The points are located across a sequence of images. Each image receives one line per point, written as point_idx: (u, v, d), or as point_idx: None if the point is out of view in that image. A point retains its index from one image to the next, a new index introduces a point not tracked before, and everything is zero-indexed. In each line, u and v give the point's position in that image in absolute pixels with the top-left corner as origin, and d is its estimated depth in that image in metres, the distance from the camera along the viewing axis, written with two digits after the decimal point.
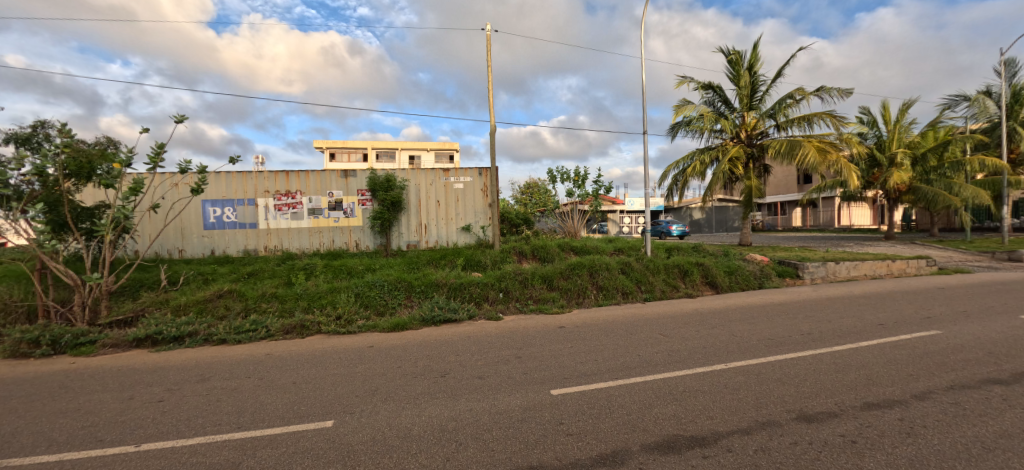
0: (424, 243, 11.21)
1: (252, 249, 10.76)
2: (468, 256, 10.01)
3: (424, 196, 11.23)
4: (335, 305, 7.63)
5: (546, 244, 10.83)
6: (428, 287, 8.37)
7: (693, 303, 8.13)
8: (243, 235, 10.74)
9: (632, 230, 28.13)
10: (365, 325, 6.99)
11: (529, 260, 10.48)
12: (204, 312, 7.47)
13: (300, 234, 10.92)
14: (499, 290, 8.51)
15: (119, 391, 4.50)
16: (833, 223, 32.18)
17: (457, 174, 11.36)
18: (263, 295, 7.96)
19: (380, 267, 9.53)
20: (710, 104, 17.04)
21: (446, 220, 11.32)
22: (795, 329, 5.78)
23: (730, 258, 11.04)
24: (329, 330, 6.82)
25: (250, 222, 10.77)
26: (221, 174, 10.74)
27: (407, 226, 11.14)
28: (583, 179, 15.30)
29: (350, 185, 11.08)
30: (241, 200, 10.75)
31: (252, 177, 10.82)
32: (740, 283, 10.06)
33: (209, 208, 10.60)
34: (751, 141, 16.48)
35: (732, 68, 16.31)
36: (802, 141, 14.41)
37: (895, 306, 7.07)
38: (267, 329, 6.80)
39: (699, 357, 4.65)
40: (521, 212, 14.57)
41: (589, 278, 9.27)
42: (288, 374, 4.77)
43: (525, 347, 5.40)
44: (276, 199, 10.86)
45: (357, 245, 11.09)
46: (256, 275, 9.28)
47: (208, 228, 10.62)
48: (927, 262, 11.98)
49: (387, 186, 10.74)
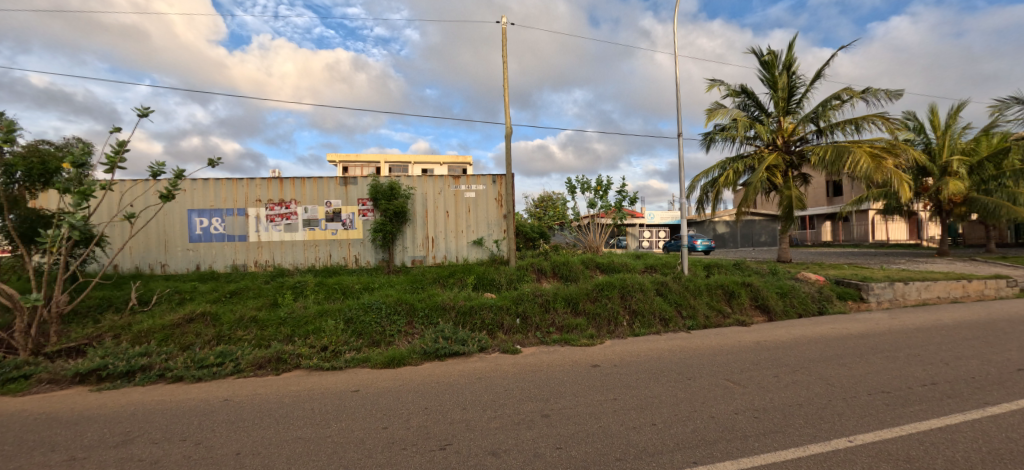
0: (430, 258, 10.01)
1: (241, 264, 9.73)
2: (480, 274, 8.74)
3: (431, 206, 10.06)
4: (318, 335, 6.35)
5: (568, 260, 9.50)
6: (432, 311, 7.16)
7: (750, 333, 6.74)
8: (231, 248, 9.74)
9: (651, 245, 27.44)
10: (354, 360, 5.75)
11: (549, 279, 9.15)
12: (169, 340, 6.32)
13: (293, 248, 9.82)
14: (516, 315, 7.28)
15: (4, 462, 3.31)
16: (867, 238, 30.40)
17: (468, 181, 10.18)
18: (237, 320, 6.77)
19: (380, 287, 8.27)
20: (742, 108, 15.87)
21: (456, 232, 10.10)
22: (905, 376, 4.42)
23: (779, 278, 9.66)
24: (310, 365, 5.61)
25: (239, 234, 9.76)
26: (209, 181, 9.80)
27: (412, 240, 9.98)
28: (604, 189, 14.04)
29: (350, 194, 9.96)
30: (231, 210, 9.77)
31: (244, 183, 9.82)
32: (796, 307, 8.69)
33: (196, 218, 9.71)
34: (789, 147, 15.13)
35: (767, 69, 15.16)
36: (851, 147, 12.94)
37: (1015, 342, 5.62)
38: (236, 364, 5.61)
39: (801, 426, 3.32)
40: (536, 225, 13.52)
41: (620, 301, 8.00)
42: (236, 437, 3.55)
43: (553, 398, 4.12)
44: (268, 208, 9.80)
45: (357, 260, 9.91)
46: (238, 295, 8.14)
47: (194, 240, 9.72)
48: (1010, 282, 10.37)
49: (390, 194, 9.63)
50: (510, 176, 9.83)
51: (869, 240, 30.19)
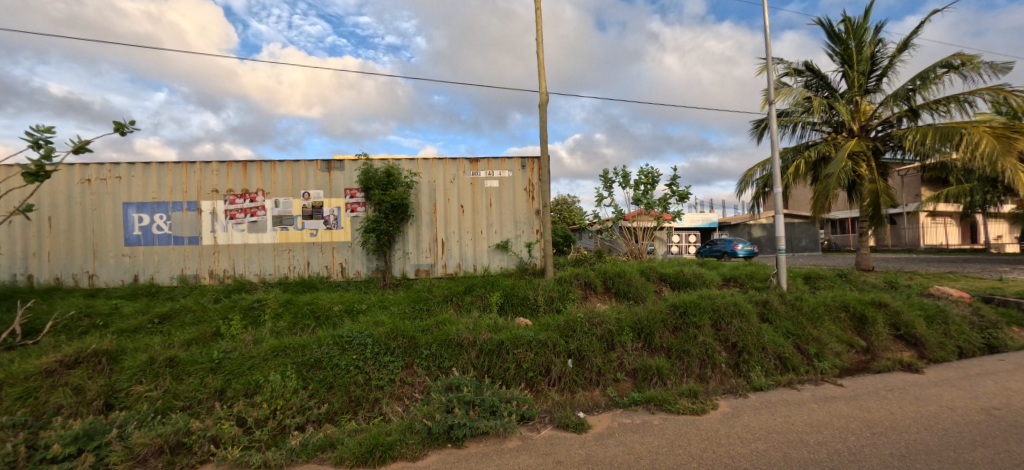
0: (440, 268, 7.63)
1: (191, 274, 7.39)
2: (508, 290, 6.32)
3: (441, 198, 7.67)
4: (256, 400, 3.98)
5: (625, 270, 7.04)
6: (442, 349, 4.77)
7: (945, 392, 4.24)
8: (179, 254, 7.42)
9: (682, 251, 24.77)
10: (307, 447, 3.35)
11: (600, 297, 6.72)
12: (25, 402, 4.01)
13: (260, 254, 7.48)
14: (567, 356, 4.86)
15: None
16: (919, 242, 27.48)
17: (490, 166, 7.78)
18: (141, 366, 4.45)
19: (368, 310, 5.86)
20: (808, 88, 13.35)
21: (473, 233, 7.71)
22: None
23: (910, 295, 7.13)
24: (233, 459, 3.24)
25: (189, 235, 7.44)
26: (150, 166, 7.50)
27: (417, 244, 7.58)
28: (650, 183, 11.41)
29: (334, 183, 7.59)
30: (178, 203, 7.46)
31: (195, 169, 7.49)
32: (955, 339, 6.14)
33: (134, 215, 7.43)
34: (868, 133, 12.69)
35: (842, 39, 12.63)
36: (964, 127, 10.36)
37: None
38: (101, 457, 3.25)
39: None
40: (560, 228, 11.32)
41: (712, 331, 5.52)
42: None
43: None
44: (227, 202, 7.47)
45: (343, 271, 7.54)
46: (170, 321, 5.81)
47: (131, 244, 7.42)
48: None
49: (386, 183, 7.17)
50: (546, 159, 7.41)
51: (921, 245, 27.27)
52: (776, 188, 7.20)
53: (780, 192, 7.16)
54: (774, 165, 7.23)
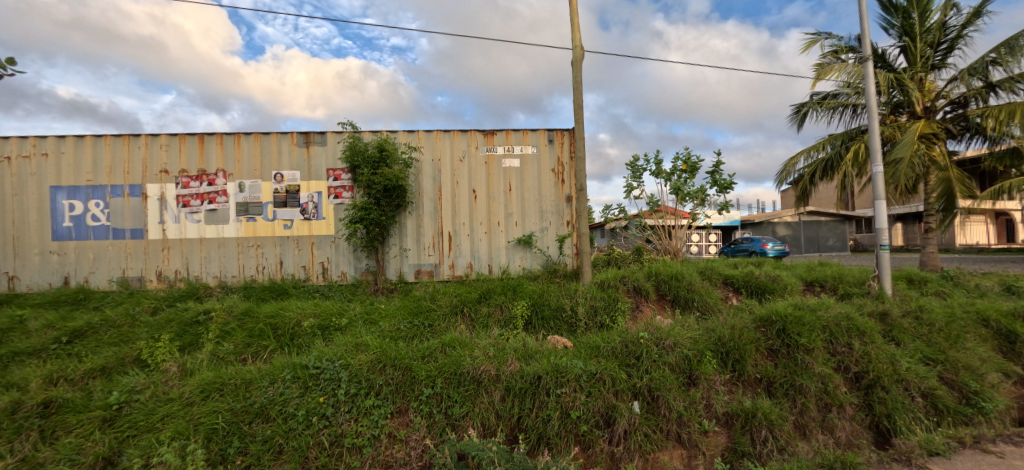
0: (446, 269, 6.10)
1: (135, 277, 5.91)
2: (536, 299, 4.76)
3: (448, 181, 6.15)
4: None
5: (683, 272, 5.47)
6: (451, 389, 3.22)
7: None
8: (120, 251, 5.94)
9: (702, 250, 23.09)
10: None
11: (653, 306, 5.15)
12: None
13: (222, 252, 5.98)
14: (633, 399, 3.32)
15: None
16: (955, 242, 25.66)
17: (508, 141, 6.24)
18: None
19: (349, 327, 4.32)
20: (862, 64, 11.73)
21: (488, 225, 6.18)
22: None
23: None
24: None
25: (133, 227, 5.96)
26: (84, 141, 6.00)
27: (417, 238, 6.06)
28: (688, 171, 9.83)
29: (314, 162, 6.09)
30: (119, 187, 5.98)
31: (140, 145, 6.00)
32: None
33: (64, 202, 5.95)
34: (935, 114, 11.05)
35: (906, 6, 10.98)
36: None
37: None
38: None
39: None
40: None
41: (827, 356, 3.96)
42: None
43: None
44: (181, 185, 5.99)
45: (325, 272, 6.03)
46: (85, 340, 4.31)
47: (61, 238, 5.94)
48: None
49: (378, 160, 5.64)
50: (580, 131, 5.86)
51: (957, 245, 25.47)
52: (874, 166, 5.63)
53: (881, 171, 5.59)
54: (872, 137, 5.65)
